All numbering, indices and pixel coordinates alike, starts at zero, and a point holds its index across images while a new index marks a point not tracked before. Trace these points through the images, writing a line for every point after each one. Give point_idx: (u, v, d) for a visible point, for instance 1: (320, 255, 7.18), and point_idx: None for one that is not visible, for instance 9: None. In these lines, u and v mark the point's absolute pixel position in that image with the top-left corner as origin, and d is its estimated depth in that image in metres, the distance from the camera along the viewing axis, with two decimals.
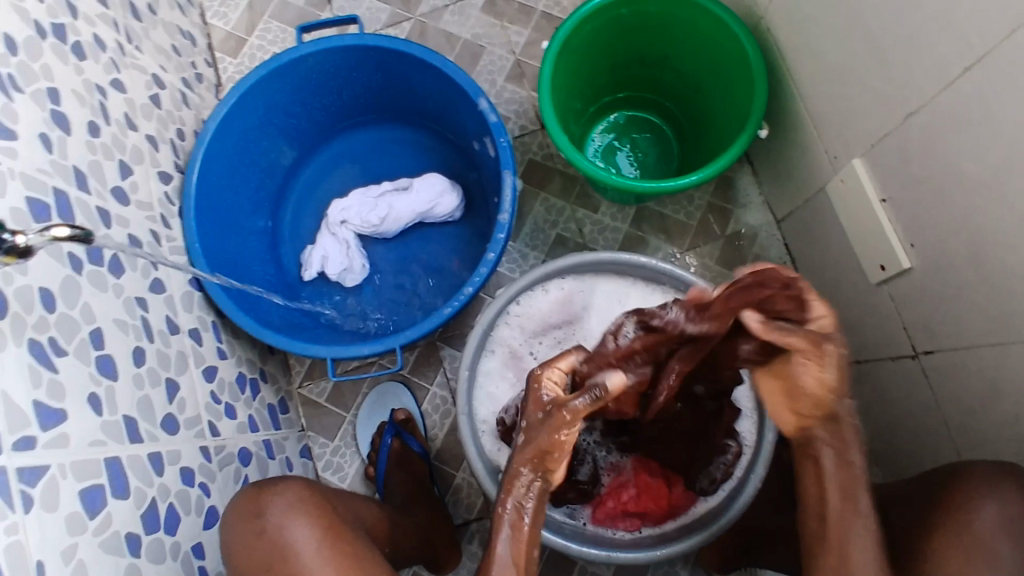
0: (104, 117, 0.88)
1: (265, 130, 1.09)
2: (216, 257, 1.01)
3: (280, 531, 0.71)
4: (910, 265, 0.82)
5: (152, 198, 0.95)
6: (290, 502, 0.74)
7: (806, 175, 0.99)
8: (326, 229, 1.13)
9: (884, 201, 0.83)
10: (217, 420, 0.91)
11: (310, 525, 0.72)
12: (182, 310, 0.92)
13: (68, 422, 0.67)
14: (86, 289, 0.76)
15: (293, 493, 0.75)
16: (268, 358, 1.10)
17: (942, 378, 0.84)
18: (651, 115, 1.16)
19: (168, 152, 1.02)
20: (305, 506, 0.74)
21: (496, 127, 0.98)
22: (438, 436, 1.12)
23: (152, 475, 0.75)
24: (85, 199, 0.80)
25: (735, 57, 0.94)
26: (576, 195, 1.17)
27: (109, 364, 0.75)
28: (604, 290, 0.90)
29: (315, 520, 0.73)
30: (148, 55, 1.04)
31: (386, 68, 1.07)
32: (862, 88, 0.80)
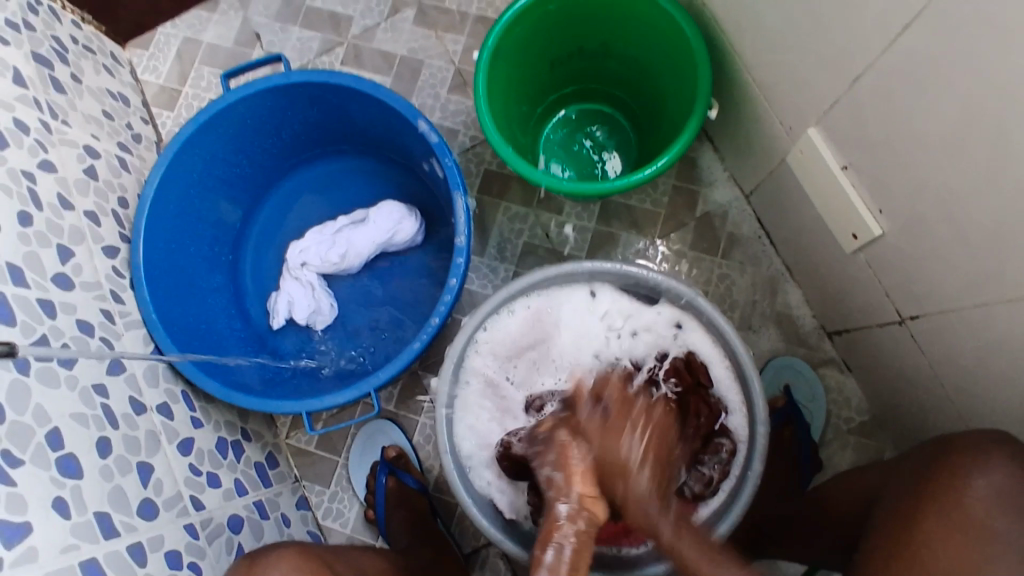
0: (35, 203, 0.85)
1: (208, 184, 1.05)
2: (176, 324, 0.98)
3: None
4: (882, 232, 0.79)
5: (99, 276, 0.92)
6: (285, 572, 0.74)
7: (766, 147, 0.95)
8: (288, 274, 1.10)
9: (847, 168, 0.79)
10: (199, 493, 0.88)
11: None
12: (146, 387, 0.89)
13: (34, 534, 0.66)
14: (37, 389, 0.73)
15: (286, 561, 0.75)
16: (249, 414, 1.08)
17: (934, 340, 0.80)
18: (601, 106, 1.12)
19: (112, 223, 0.99)
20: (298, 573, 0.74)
21: (440, 148, 0.95)
22: (435, 467, 1.10)
23: (134, 568, 0.73)
24: (24, 294, 0.77)
25: (674, 38, 0.90)
26: (537, 199, 1.13)
27: (71, 463, 0.73)
28: (572, 302, 0.87)
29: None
30: (77, 127, 1.00)
31: (321, 103, 1.03)
32: (805, 55, 0.76)
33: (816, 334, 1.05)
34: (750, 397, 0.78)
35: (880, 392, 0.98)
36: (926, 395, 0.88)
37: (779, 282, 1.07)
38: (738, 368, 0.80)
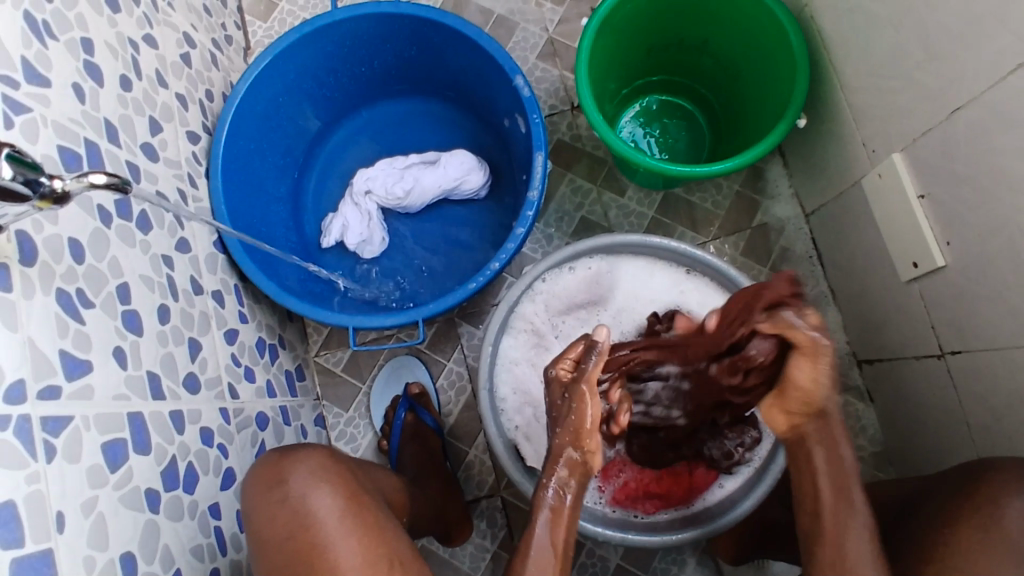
0: (135, 72, 0.87)
1: (294, 96, 1.08)
2: (240, 219, 1.01)
3: (303, 500, 0.69)
4: (945, 264, 0.81)
5: (180, 156, 0.94)
6: (311, 471, 0.71)
7: (841, 168, 0.97)
8: (350, 199, 1.12)
9: (922, 195, 0.82)
10: (236, 382, 0.91)
11: (333, 492, 0.70)
12: (206, 272, 0.92)
13: (92, 374, 0.66)
14: (115, 242, 0.75)
15: (316, 459, 0.73)
16: (286, 325, 1.10)
17: (968, 378, 0.83)
18: (683, 101, 1.15)
19: (197, 112, 1.02)
20: (329, 475, 0.71)
21: (529, 103, 0.97)
22: (453, 412, 1.12)
23: (173, 433, 0.75)
24: (116, 151, 0.80)
25: (778, 42, 0.92)
26: (602, 178, 1.16)
27: (134, 320, 0.75)
28: (632, 272, 0.89)
29: (338, 489, 0.71)
30: (181, 13, 1.02)
31: (418, 40, 1.06)
32: (907, 80, 0.79)
33: (847, 360, 1.07)
34: None
35: (899, 425, 1.00)
36: (945, 431, 0.90)
37: (821, 304, 1.09)
38: None
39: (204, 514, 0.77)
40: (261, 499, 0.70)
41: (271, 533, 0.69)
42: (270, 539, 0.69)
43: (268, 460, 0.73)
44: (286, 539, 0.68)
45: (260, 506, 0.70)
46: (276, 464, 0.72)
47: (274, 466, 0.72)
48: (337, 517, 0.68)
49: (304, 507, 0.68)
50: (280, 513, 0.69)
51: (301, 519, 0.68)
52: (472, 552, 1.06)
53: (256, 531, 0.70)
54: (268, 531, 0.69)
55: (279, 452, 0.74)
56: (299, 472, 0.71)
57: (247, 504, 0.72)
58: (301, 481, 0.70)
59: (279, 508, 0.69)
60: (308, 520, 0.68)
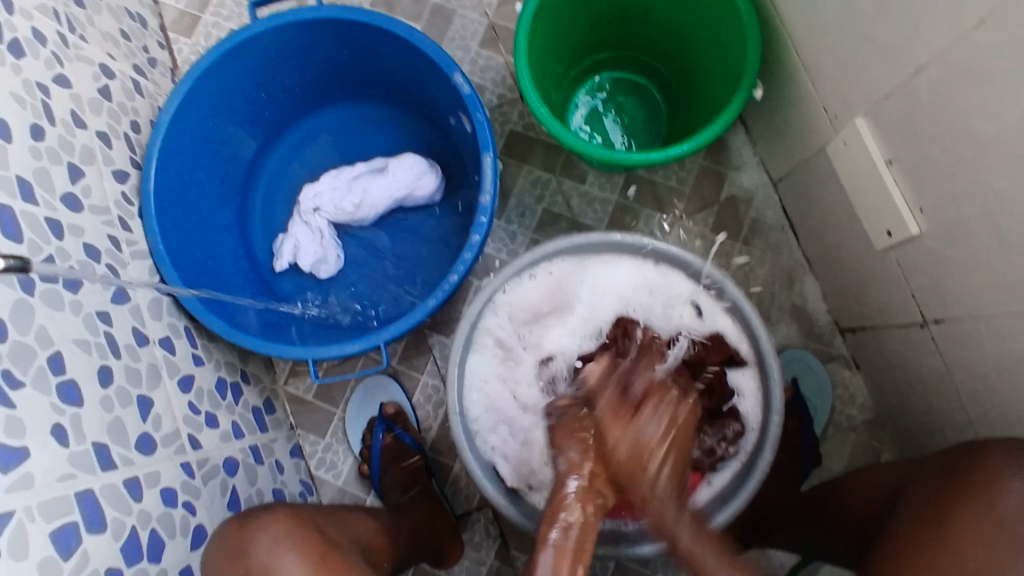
0: (48, 118, 0.81)
1: (225, 117, 1.02)
2: (182, 257, 0.96)
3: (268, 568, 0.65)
4: (919, 231, 0.78)
5: (108, 200, 0.89)
6: (276, 536, 0.68)
7: (804, 135, 0.93)
8: (299, 218, 1.07)
9: (890, 161, 0.78)
10: (197, 432, 0.87)
11: (300, 559, 0.66)
12: (150, 320, 0.87)
13: (32, 460, 0.62)
14: (41, 310, 0.70)
15: (279, 524, 0.70)
16: (249, 358, 1.05)
17: (953, 345, 0.80)
18: (636, 75, 1.10)
19: (123, 148, 0.96)
20: (292, 539, 0.68)
21: (471, 101, 0.92)
22: (432, 427, 1.08)
23: (130, 502, 0.71)
24: (32, 211, 0.75)
25: (726, 9, 0.87)
26: (560, 166, 1.11)
27: (73, 390, 0.70)
28: (595, 271, 0.85)
29: (306, 555, 0.67)
30: (94, 43, 0.95)
31: (348, 44, 1.00)
32: (863, 42, 0.74)
33: (829, 329, 1.04)
34: (767, 381, 0.78)
35: (887, 392, 0.97)
36: (935, 397, 0.87)
37: (798, 274, 1.06)
38: (757, 353, 0.79)
39: None
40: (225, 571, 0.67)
41: None
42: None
43: (229, 529, 0.71)
44: None
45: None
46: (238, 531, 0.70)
47: (237, 535, 0.69)
48: None
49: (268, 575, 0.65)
50: None
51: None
52: (468, 566, 1.04)
53: None
54: None
55: (238, 520, 0.72)
56: (262, 540, 0.68)
57: None
58: (265, 548, 0.67)
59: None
60: None
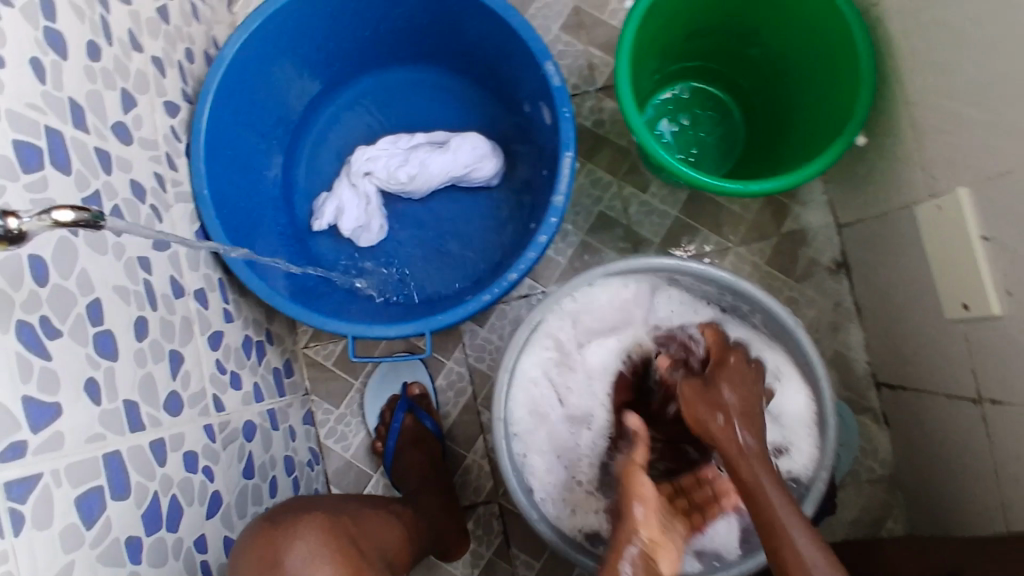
0: (105, 37, 0.74)
1: (288, 61, 0.95)
2: (225, 205, 0.90)
3: None
4: (1000, 313, 0.75)
5: (157, 134, 0.83)
6: (312, 551, 0.60)
7: (890, 188, 0.90)
8: (347, 178, 1.01)
9: (985, 238, 0.75)
10: (221, 394, 0.83)
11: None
12: (187, 270, 0.82)
13: (63, 418, 0.58)
14: (84, 252, 0.65)
15: (314, 537, 0.62)
16: (274, 316, 1.01)
17: (1006, 434, 0.78)
18: (718, 90, 1.05)
19: (176, 77, 0.89)
20: (329, 554, 0.61)
21: (560, 94, 0.87)
22: (451, 414, 1.06)
23: (154, 466, 0.68)
24: (83, 139, 0.69)
25: (839, 44, 0.83)
26: (624, 171, 1.07)
27: (108, 342, 0.66)
28: (666, 295, 0.82)
29: (339, 564, 0.62)
30: None
31: (432, 6, 0.93)
32: (987, 113, 0.71)
33: (865, 380, 1.03)
34: (823, 438, 0.76)
35: (914, 457, 0.97)
36: (967, 478, 0.86)
37: (844, 320, 1.04)
38: (819, 413, 0.77)
39: (190, 550, 0.71)
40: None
41: None
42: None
43: (256, 531, 0.62)
44: None
45: None
46: (268, 533, 0.61)
47: (262, 541, 0.61)
48: None
49: None
50: None
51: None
52: (467, 558, 1.03)
53: None
54: None
55: (267, 523, 0.63)
56: (297, 555, 0.60)
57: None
58: (298, 563, 0.59)
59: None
60: None
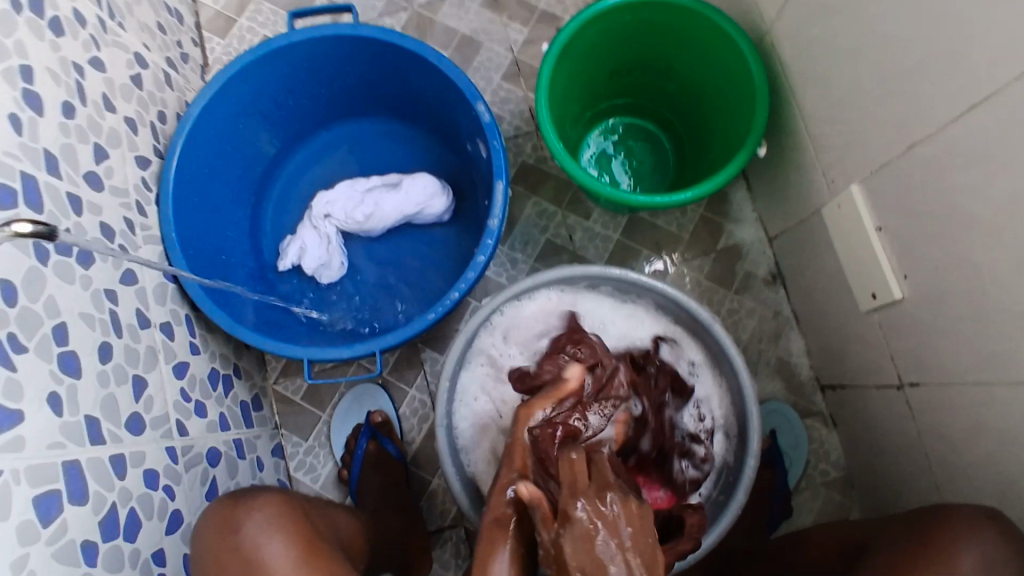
0: (80, 98, 0.84)
1: (250, 119, 1.05)
2: (192, 247, 0.98)
3: (256, 548, 0.68)
4: (902, 296, 0.81)
5: (128, 184, 0.91)
6: (268, 518, 0.70)
7: (803, 196, 0.97)
8: (309, 222, 1.09)
9: (880, 229, 0.82)
10: (186, 419, 0.88)
11: (287, 542, 0.69)
12: (154, 303, 0.89)
13: (25, 424, 0.64)
14: (52, 280, 0.72)
15: (273, 507, 0.72)
16: (243, 353, 1.07)
17: (927, 411, 0.82)
18: (648, 124, 1.14)
19: (148, 135, 0.99)
20: (282, 521, 0.71)
21: (489, 129, 0.96)
22: (415, 440, 1.10)
23: (114, 479, 0.72)
24: (56, 184, 0.77)
25: (738, 69, 0.92)
26: (567, 201, 1.15)
27: (72, 361, 0.72)
28: (593, 303, 0.88)
29: (292, 538, 0.70)
30: (131, 33, 0.99)
31: (378, 63, 1.04)
32: (863, 114, 0.78)
33: (810, 385, 1.07)
34: (747, 429, 0.79)
35: (860, 453, 1.00)
36: (907, 464, 0.89)
37: (784, 328, 1.09)
38: (741, 404, 0.81)
39: (147, 562, 0.74)
40: (215, 547, 0.69)
41: None
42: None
43: (222, 505, 0.73)
44: None
45: (213, 553, 0.69)
46: (233, 507, 0.72)
47: (229, 512, 0.71)
48: (292, 568, 0.67)
49: (258, 556, 0.67)
50: (233, 562, 0.68)
51: (253, 566, 0.67)
52: None
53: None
54: None
55: (234, 497, 0.74)
56: (255, 520, 0.70)
57: (197, 550, 0.71)
58: (257, 528, 0.69)
59: (231, 557, 0.68)
60: (262, 572, 0.67)
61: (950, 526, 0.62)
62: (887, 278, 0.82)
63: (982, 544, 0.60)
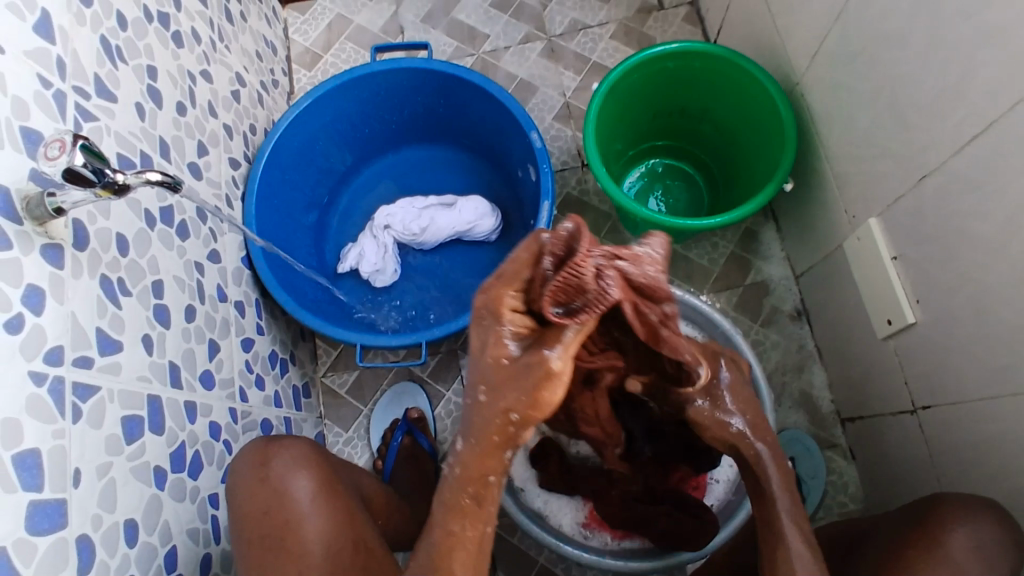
0: (190, 100, 0.98)
1: (329, 136, 1.19)
2: (268, 241, 1.10)
3: (282, 482, 0.73)
4: (915, 320, 0.86)
5: (221, 178, 1.04)
6: (295, 458, 0.76)
7: (827, 232, 1.04)
8: (369, 232, 1.20)
9: (896, 257, 0.88)
10: (247, 387, 0.97)
11: (311, 478, 0.75)
12: (232, 282, 1.00)
13: (122, 353, 0.73)
14: (155, 244, 0.83)
15: (300, 448, 0.77)
16: (299, 344, 1.17)
17: (938, 432, 0.86)
18: (685, 165, 1.24)
19: (240, 142, 1.12)
20: (308, 461, 0.76)
21: (540, 154, 1.07)
22: (447, 440, 1.17)
23: (185, 421, 0.81)
24: (165, 166, 0.89)
25: (769, 113, 1.01)
26: (606, 230, 1.24)
27: (163, 313, 0.82)
28: None
29: (315, 475, 0.75)
30: (235, 55, 1.15)
31: (445, 94, 1.17)
32: (879, 150, 0.86)
33: (831, 417, 1.11)
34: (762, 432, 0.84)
35: (876, 482, 1.03)
36: (920, 488, 0.92)
37: (807, 362, 1.14)
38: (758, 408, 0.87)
39: (204, 502, 0.82)
40: (246, 477, 0.74)
41: (249, 508, 0.73)
42: (248, 515, 0.72)
43: (256, 445, 0.77)
44: (262, 515, 0.72)
45: (245, 484, 0.74)
46: (265, 448, 0.76)
47: (262, 450, 0.76)
48: (309, 504, 0.73)
49: (282, 488, 0.73)
50: (261, 492, 0.73)
51: (278, 500, 0.72)
52: None
53: (236, 504, 0.74)
54: (246, 508, 0.73)
55: (267, 439, 0.78)
56: (283, 457, 0.75)
57: (231, 479, 0.76)
58: (284, 465, 0.74)
59: (259, 488, 0.73)
60: (285, 501, 0.72)
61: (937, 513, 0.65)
62: (900, 302, 0.88)
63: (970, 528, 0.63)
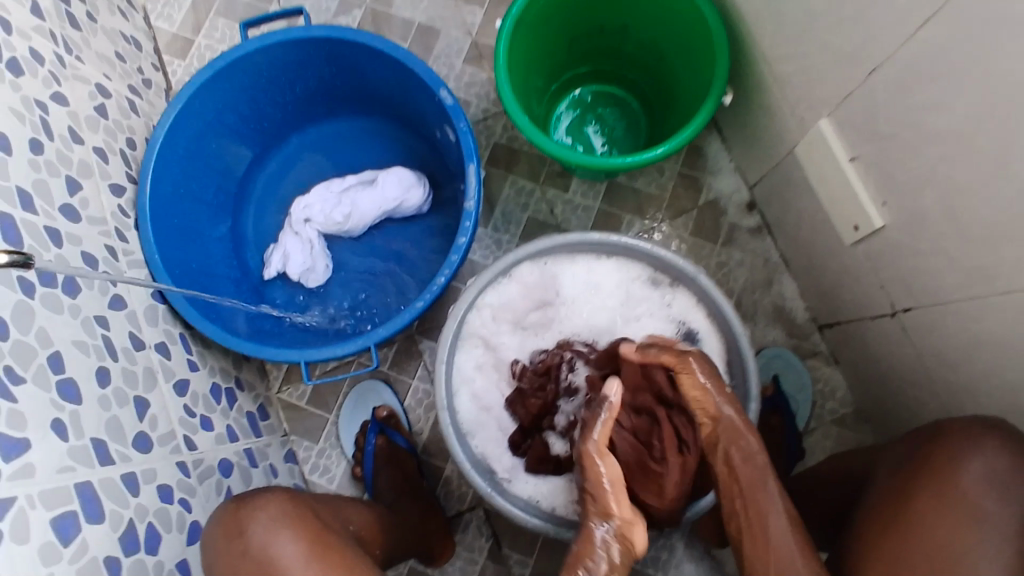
0: (47, 133, 0.84)
1: (218, 133, 1.06)
2: (177, 267, 0.99)
3: (265, 549, 0.68)
4: (883, 223, 0.81)
5: (105, 212, 0.92)
6: (273, 517, 0.70)
7: (775, 139, 0.97)
8: (290, 228, 1.10)
9: (853, 158, 0.81)
10: (193, 434, 0.89)
11: (296, 536, 0.69)
12: (146, 325, 0.90)
13: (32, 452, 0.65)
14: (40, 313, 0.73)
15: (276, 505, 0.72)
16: (243, 366, 1.08)
17: (923, 333, 0.83)
18: (615, 88, 1.14)
19: (120, 163, 0.99)
20: (290, 518, 0.71)
21: (454, 112, 0.96)
22: (424, 430, 1.11)
23: (127, 497, 0.73)
24: (33, 219, 0.77)
25: (693, 22, 0.92)
26: (544, 175, 1.15)
27: (71, 389, 0.73)
28: (578, 268, 0.88)
29: (301, 532, 0.70)
30: (91, 64, 1.00)
31: (336, 61, 1.04)
32: (819, 45, 0.78)
33: (808, 325, 1.08)
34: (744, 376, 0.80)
35: (865, 384, 1.01)
36: (911, 387, 0.90)
37: (775, 274, 1.09)
38: (735, 350, 0.81)
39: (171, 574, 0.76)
40: (224, 552, 0.69)
41: None
42: None
43: (226, 511, 0.72)
44: None
45: (222, 560, 0.69)
46: (235, 513, 0.71)
47: (233, 516, 0.71)
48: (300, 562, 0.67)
49: (267, 556, 0.67)
50: (244, 565, 0.68)
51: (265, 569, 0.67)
52: (461, 568, 1.06)
53: None
54: None
55: (236, 502, 0.73)
56: (260, 521, 0.70)
57: (209, 559, 0.71)
58: (263, 528, 0.69)
59: (240, 562, 0.68)
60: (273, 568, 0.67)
61: (940, 439, 0.65)
62: (862, 206, 0.83)
63: (971, 449, 0.62)
